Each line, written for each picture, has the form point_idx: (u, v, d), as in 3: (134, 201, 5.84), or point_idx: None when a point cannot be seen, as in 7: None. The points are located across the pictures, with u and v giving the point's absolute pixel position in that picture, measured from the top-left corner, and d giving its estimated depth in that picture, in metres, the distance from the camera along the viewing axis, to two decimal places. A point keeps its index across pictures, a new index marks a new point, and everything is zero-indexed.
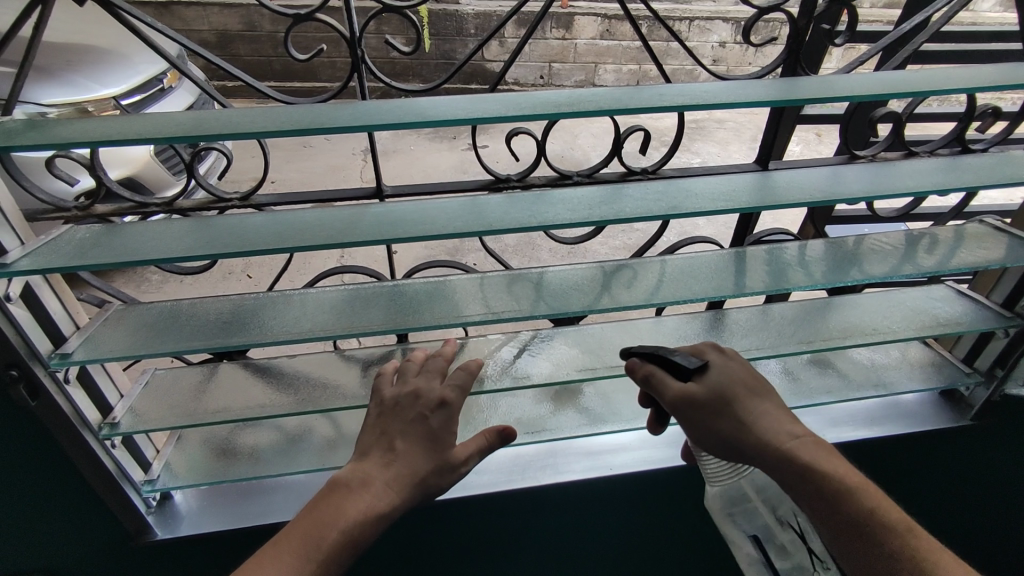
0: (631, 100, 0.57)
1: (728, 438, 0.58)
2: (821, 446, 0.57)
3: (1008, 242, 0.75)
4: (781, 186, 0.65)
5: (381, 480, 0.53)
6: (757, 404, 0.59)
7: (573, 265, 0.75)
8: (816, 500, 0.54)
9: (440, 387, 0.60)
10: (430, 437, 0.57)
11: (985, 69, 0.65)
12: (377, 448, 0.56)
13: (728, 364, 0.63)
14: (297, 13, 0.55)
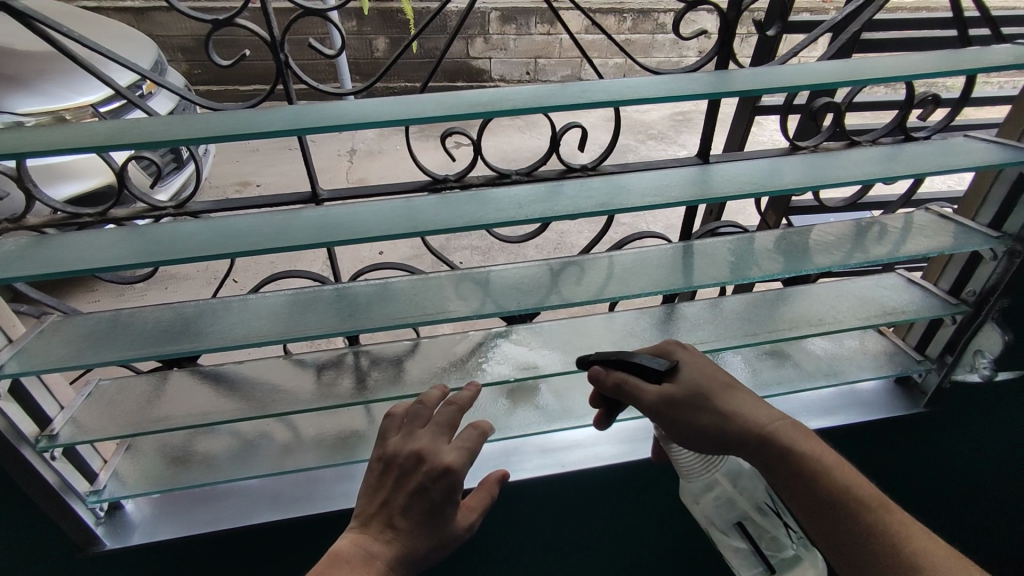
0: (556, 98, 0.57)
1: (710, 433, 0.60)
2: (797, 428, 0.60)
3: (953, 230, 0.73)
4: (718, 180, 0.65)
5: (382, 561, 0.53)
6: (732, 396, 0.61)
7: (519, 264, 0.75)
8: (801, 484, 0.57)
9: (447, 449, 0.58)
10: (431, 512, 0.56)
11: (921, 56, 0.64)
12: (377, 523, 0.56)
13: (698, 361, 0.64)
14: (215, 19, 0.54)
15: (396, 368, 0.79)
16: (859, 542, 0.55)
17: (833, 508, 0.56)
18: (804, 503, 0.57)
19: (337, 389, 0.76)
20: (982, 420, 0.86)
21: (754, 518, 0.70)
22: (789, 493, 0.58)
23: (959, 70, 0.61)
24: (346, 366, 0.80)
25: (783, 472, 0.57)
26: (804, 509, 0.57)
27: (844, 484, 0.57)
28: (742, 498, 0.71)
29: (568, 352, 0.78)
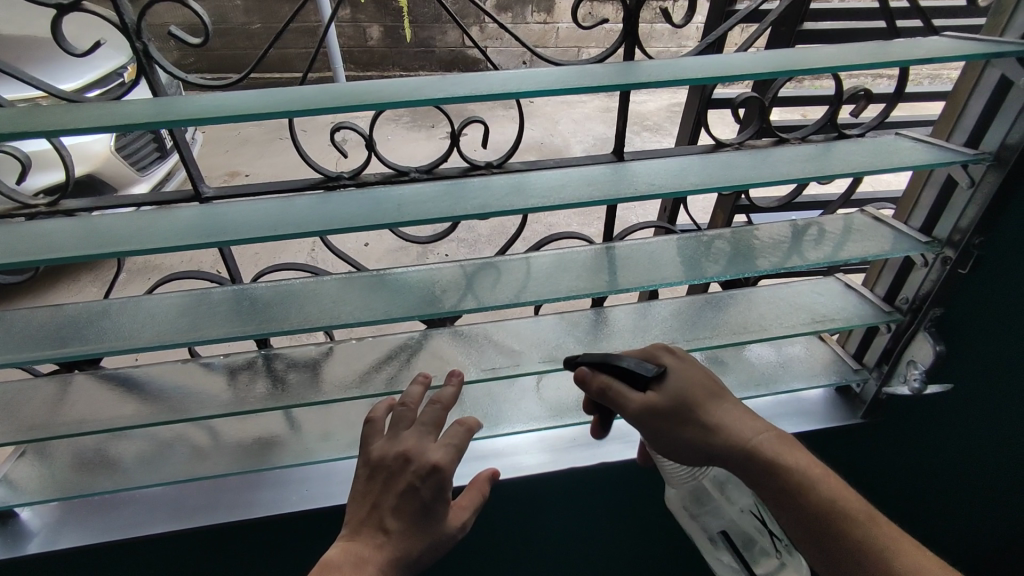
0: (425, 90, 0.53)
1: (695, 446, 0.57)
2: (783, 441, 0.56)
3: (887, 234, 0.69)
4: (630, 178, 0.61)
5: (377, 566, 0.51)
6: (718, 408, 0.57)
7: (429, 265, 0.70)
8: (786, 498, 0.54)
9: (434, 449, 0.56)
10: (422, 512, 0.54)
11: (851, 48, 0.60)
12: (369, 526, 0.53)
13: (685, 366, 0.60)
14: (58, 4, 0.50)
15: (308, 373, 0.75)
16: (845, 559, 0.52)
17: (822, 523, 0.53)
18: (788, 516, 0.55)
19: (248, 393, 0.73)
20: (924, 432, 0.82)
21: (739, 527, 0.66)
22: (772, 505, 0.55)
23: (892, 62, 0.56)
24: (258, 369, 0.76)
25: (769, 487, 0.54)
26: (791, 525, 0.54)
27: (831, 497, 0.53)
28: (729, 507, 0.67)
29: (488, 358, 0.75)
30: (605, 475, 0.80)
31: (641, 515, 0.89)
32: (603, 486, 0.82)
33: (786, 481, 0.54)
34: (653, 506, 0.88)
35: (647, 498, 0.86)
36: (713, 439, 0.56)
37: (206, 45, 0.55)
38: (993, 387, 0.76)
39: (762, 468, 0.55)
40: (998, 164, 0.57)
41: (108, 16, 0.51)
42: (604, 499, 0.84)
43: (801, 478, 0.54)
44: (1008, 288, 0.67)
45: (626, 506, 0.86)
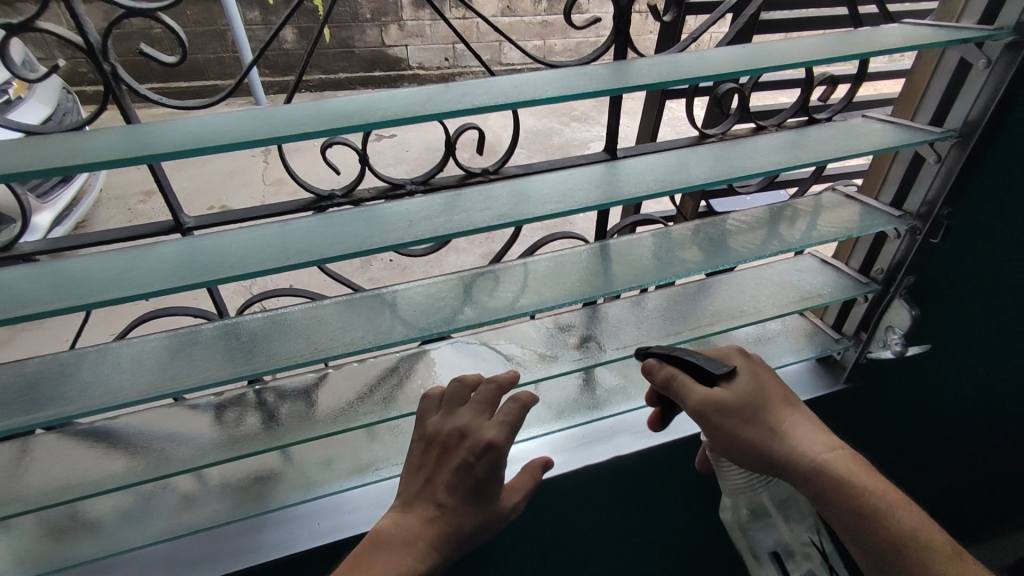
0: (431, 104, 0.52)
1: (758, 446, 0.61)
2: (852, 458, 0.60)
3: (859, 210, 0.73)
4: (625, 178, 0.62)
5: (425, 541, 0.53)
6: (785, 412, 0.62)
7: (426, 279, 0.68)
8: (853, 518, 0.58)
9: (489, 426, 0.57)
10: (477, 489, 0.55)
11: (820, 38, 0.62)
12: (421, 501, 0.55)
13: (755, 371, 0.65)
14: (6, 23, 0.45)
15: (306, 402, 0.71)
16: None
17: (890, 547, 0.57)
18: (850, 531, 0.59)
19: (241, 430, 0.68)
20: (897, 389, 0.88)
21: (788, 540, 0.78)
22: (839, 521, 0.59)
23: (860, 53, 0.59)
24: (248, 404, 0.71)
25: (834, 500, 0.58)
26: (854, 538, 0.58)
27: (903, 524, 0.57)
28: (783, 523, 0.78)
29: (490, 367, 0.74)
30: (612, 470, 0.81)
31: (645, 503, 0.91)
32: (611, 480, 0.83)
33: (858, 500, 0.58)
34: (656, 492, 0.90)
35: (651, 485, 0.88)
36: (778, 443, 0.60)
37: (184, 63, 0.52)
38: (956, 343, 0.83)
39: (828, 481, 0.58)
40: (963, 140, 0.61)
41: (66, 37, 0.46)
42: (612, 492, 0.85)
43: (872, 499, 0.58)
44: (970, 248, 0.72)
45: (631, 495, 0.88)
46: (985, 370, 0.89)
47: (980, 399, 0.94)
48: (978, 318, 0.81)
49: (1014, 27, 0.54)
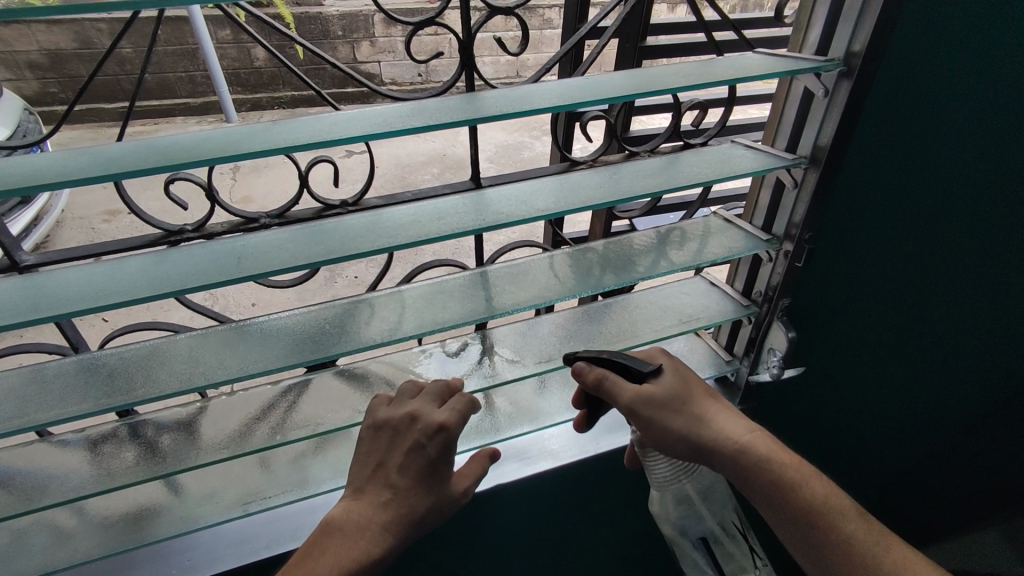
0: (265, 135, 0.50)
1: (683, 436, 0.62)
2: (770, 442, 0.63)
3: (736, 232, 0.73)
4: (497, 203, 0.59)
5: (378, 523, 0.53)
6: (706, 404, 0.64)
7: (296, 310, 0.66)
8: (775, 492, 0.60)
9: (439, 411, 0.58)
10: (429, 470, 0.56)
11: (680, 65, 0.62)
12: (376, 483, 0.55)
13: (676, 366, 0.67)
14: None
15: (184, 434, 0.67)
16: (832, 552, 0.59)
17: (814, 519, 0.60)
18: (779, 512, 0.61)
19: (116, 466, 0.65)
20: (785, 402, 0.92)
21: (718, 532, 0.76)
22: (765, 501, 0.61)
23: (718, 78, 0.59)
24: (127, 437, 0.68)
25: (762, 482, 0.60)
26: (782, 518, 0.61)
27: (820, 496, 0.60)
28: (711, 516, 0.75)
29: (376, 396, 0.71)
30: (504, 494, 0.80)
31: (546, 525, 0.90)
32: (504, 504, 0.82)
33: (777, 475, 0.60)
34: (557, 514, 0.90)
35: (552, 506, 0.88)
36: (702, 432, 0.62)
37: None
38: (836, 356, 0.88)
39: (755, 463, 0.61)
40: (814, 164, 0.62)
41: None
42: (508, 516, 0.85)
43: (791, 476, 0.61)
44: (839, 267, 0.76)
45: (530, 518, 0.87)
46: (881, 375, 0.95)
47: (871, 392, 0.97)
48: (868, 321, 0.85)
49: (844, 57, 0.56)
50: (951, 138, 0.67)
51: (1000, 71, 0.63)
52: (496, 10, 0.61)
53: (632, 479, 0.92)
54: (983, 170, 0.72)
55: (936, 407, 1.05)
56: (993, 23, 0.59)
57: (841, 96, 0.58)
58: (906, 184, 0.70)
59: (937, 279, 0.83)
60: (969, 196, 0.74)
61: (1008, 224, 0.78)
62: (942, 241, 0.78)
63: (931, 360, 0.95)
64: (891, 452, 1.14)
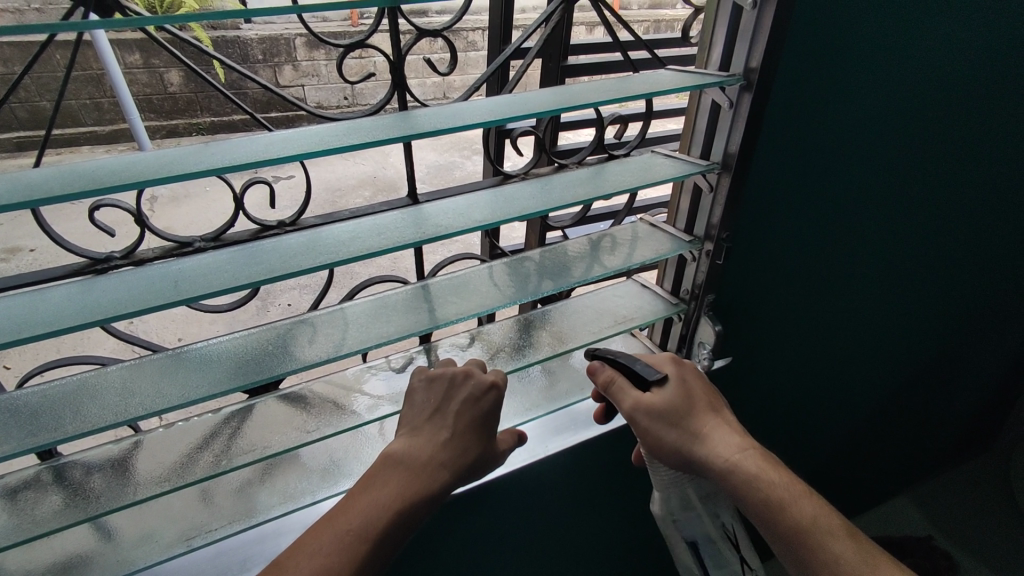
0: (198, 157, 0.50)
1: (676, 447, 0.67)
2: (765, 459, 0.66)
3: (663, 236, 0.78)
4: (435, 217, 0.61)
5: (437, 461, 0.60)
6: (706, 419, 0.69)
7: (238, 333, 0.65)
8: (763, 510, 0.63)
9: (487, 374, 0.67)
10: (482, 420, 0.64)
11: (601, 81, 0.67)
12: (432, 426, 0.62)
13: (687, 378, 0.72)
14: None
15: (118, 473, 0.64)
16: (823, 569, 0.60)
17: (802, 536, 0.61)
18: (771, 528, 0.63)
19: (41, 514, 0.60)
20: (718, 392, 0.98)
21: (715, 543, 0.78)
22: (755, 516, 0.64)
23: (636, 91, 0.64)
24: (50, 484, 0.63)
25: (753, 498, 0.63)
26: (773, 533, 0.63)
27: (807, 512, 0.62)
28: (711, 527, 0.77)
29: (323, 416, 0.70)
30: (457, 505, 0.80)
31: (499, 535, 0.90)
32: (459, 517, 0.82)
33: (763, 496, 0.63)
34: (511, 522, 0.90)
35: (506, 515, 0.88)
36: (696, 445, 0.67)
37: None
38: (760, 345, 0.95)
39: (744, 479, 0.64)
40: (726, 169, 0.68)
41: None
42: (461, 528, 0.84)
43: (779, 495, 0.63)
44: (758, 263, 0.82)
45: (484, 527, 0.87)
46: (804, 359, 1.03)
47: (796, 371, 1.04)
48: (789, 310, 0.92)
49: (744, 72, 0.62)
50: (848, 128, 0.75)
51: (881, 68, 0.71)
52: (424, 34, 0.63)
53: (581, 481, 0.93)
54: (875, 156, 0.80)
55: (852, 381, 1.14)
56: (867, 39, 0.67)
57: (744, 108, 0.64)
58: (814, 172, 0.77)
59: (845, 260, 0.90)
60: (866, 180, 0.82)
61: (897, 202, 0.87)
62: (848, 230, 0.87)
63: (846, 336, 1.03)
64: (818, 431, 1.22)
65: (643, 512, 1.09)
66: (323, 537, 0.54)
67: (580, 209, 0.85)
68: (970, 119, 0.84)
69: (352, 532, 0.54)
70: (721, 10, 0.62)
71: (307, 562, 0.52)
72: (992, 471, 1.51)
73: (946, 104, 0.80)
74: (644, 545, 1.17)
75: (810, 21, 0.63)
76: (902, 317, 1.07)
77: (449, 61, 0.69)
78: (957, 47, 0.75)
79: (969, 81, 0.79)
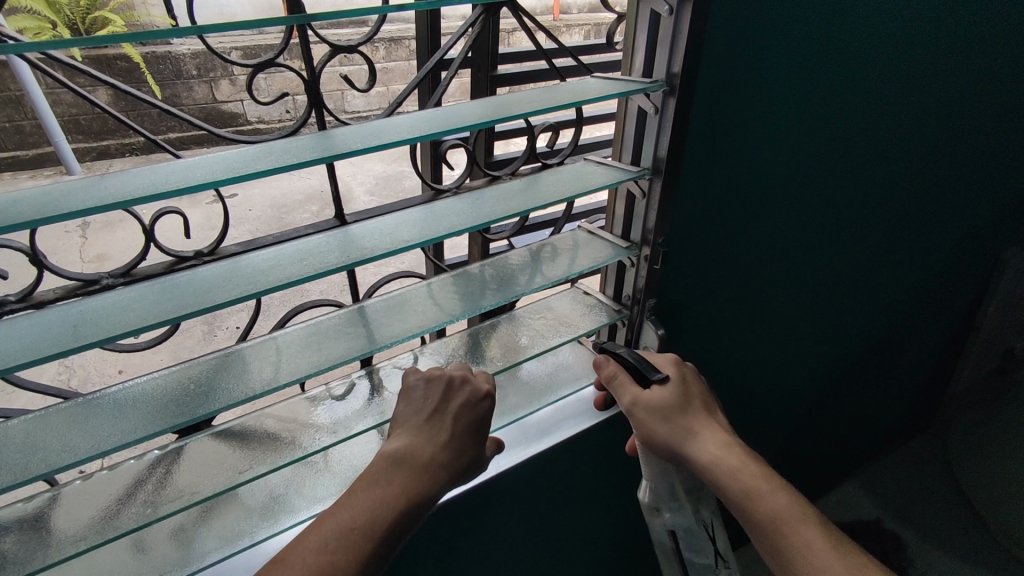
0: (94, 191, 0.46)
1: (666, 441, 0.68)
2: (745, 457, 0.66)
3: (602, 243, 0.78)
4: (362, 239, 0.59)
5: (438, 461, 0.59)
6: (698, 419, 0.69)
7: (159, 374, 0.61)
8: (740, 500, 0.64)
9: (475, 380, 0.68)
10: (477, 423, 0.64)
11: (528, 91, 0.66)
12: (430, 426, 0.62)
13: (688, 380, 0.72)
14: None
15: (32, 533, 0.59)
16: (791, 559, 0.61)
17: (776, 527, 0.62)
18: (749, 519, 0.64)
19: None
20: None
21: (695, 530, 0.79)
22: (734, 506, 0.65)
23: (563, 97, 0.63)
24: None
25: (732, 489, 0.64)
26: (750, 524, 0.64)
27: (781, 503, 0.63)
28: (693, 519, 0.78)
29: (258, 453, 0.67)
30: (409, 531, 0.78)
31: (459, 556, 0.88)
32: (413, 541, 0.79)
33: (745, 489, 0.64)
34: (470, 542, 0.88)
35: (463, 535, 0.86)
36: (685, 441, 0.68)
37: None
38: (705, 344, 0.96)
39: (727, 474, 0.65)
40: (656, 175, 0.68)
41: None
42: (417, 553, 0.82)
43: (755, 485, 0.64)
44: (697, 264, 0.83)
45: (441, 550, 0.84)
46: (749, 353, 1.05)
47: (742, 366, 1.06)
48: (731, 307, 0.94)
49: (667, 78, 0.62)
50: (771, 127, 0.77)
51: (796, 67, 0.73)
52: (340, 49, 0.61)
53: (540, 495, 0.92)
54: (800, 153, 0.82)
55: (795, 369, 1.17)
56: (782, 42, 0.69)
57: (669, 113, 0.64)
58: (743, 172, 0.78)
59: (779, 254, 0.92)
60: (794, 179, 0.84)
61: (823, 197, 0.90)
62: (781, 226, 0.89)
63: (786, 328, 1.06)
64: (769, 422, 1.24)
65: (605, 521, 1.08)
66: (327, 528, 0.52)
67: (519, 220, 0.84)
68: (887, 112, 0.88)
69: (355, 529, 0.53)
70: (641, 17, 0.62)
71: (309, 560, 0.50)
72: (930, 448, 1.58)
73: (865, 96, 0.83)
74: (609, 553, 1.16)
75: (727, 27, 0.64)
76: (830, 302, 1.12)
77: (371, 75, 0.67)
78: (868, 46, 0.78)
79: (885, 73, 0.82)
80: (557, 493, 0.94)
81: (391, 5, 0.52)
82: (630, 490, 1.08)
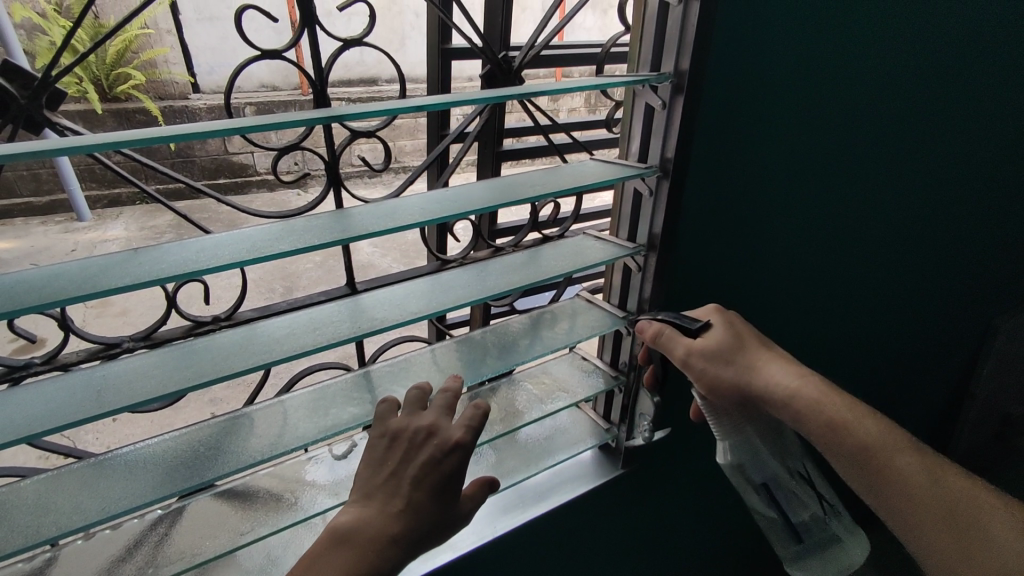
0: (127, 266, 0.50)
1: (734, 387, 0.72)
2: (826, 389, 0.71)
3: (600, 312, 0.81)
4: (372, 309, 0.62)
5: (387, 537, 0.50)
6: (760, 352, 0.74)
7: (169, 436, 0.63)
8: (829, 434, 0.70)
9: (453, 426, 0.57)
10: (444, 484, 0.53)
11: (531, 171, 0.71)
12: (380, 495, 0.52)
13: (731, 321, 0.75)
14: None
15: None
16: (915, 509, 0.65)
17: (889, 478, 0.66)
18: (857, 479, 0.69)
19: None
20: (665, 459, 0.99)
21: (782, 481, 0.82)
22: (830, 445, 0.70)
23: (564, 179, 0.68)
24: None
25: (822, 431, 0.70)
26: (869, 493, 0.69)
27: (869, 428, 0.69)
28: (774, 468, 0.81)
29: (259, 515, 0.67)
30: None
31: None
32: None
33: (828, 413, 0.70)
34: None
35: None
36: (751, 376, 0.72)
37: None
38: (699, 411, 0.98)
39: (823, 429, 0.70)
40: (651, 250, 0.73)
41: None
42: None
43: (842, 417, 0.70)
44: None
45: None
46: None
47: None
48: None
49: (661, 163, 0.67)
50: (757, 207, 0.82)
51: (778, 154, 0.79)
52: (358, 133, 0.66)
53: (535, 562, 0.91)
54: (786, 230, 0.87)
55: None
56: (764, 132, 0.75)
57: (663, 195, 0.68)
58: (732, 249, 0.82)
59: None
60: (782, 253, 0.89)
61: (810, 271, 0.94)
62: None
63: None
64: None
65: None
66: None
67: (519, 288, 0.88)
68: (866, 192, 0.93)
69: None
70: (637, 108, 0.68)
71: None
72: None
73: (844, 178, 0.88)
74: None
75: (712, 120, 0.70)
76: (813, 363, 1.16)
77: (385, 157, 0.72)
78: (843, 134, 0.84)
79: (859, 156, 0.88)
80: (552, 560, 0.94)
81: (405, 106, 0.51)
82: (626, 556, 1.07)
